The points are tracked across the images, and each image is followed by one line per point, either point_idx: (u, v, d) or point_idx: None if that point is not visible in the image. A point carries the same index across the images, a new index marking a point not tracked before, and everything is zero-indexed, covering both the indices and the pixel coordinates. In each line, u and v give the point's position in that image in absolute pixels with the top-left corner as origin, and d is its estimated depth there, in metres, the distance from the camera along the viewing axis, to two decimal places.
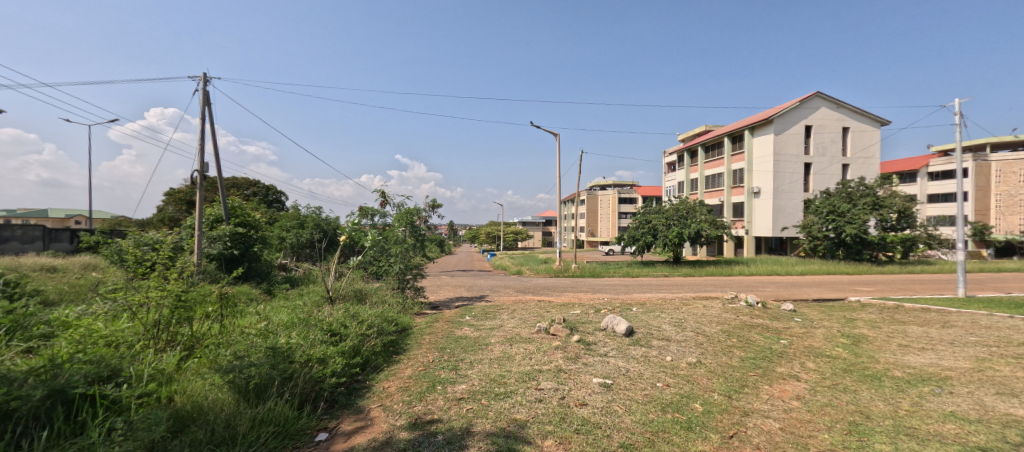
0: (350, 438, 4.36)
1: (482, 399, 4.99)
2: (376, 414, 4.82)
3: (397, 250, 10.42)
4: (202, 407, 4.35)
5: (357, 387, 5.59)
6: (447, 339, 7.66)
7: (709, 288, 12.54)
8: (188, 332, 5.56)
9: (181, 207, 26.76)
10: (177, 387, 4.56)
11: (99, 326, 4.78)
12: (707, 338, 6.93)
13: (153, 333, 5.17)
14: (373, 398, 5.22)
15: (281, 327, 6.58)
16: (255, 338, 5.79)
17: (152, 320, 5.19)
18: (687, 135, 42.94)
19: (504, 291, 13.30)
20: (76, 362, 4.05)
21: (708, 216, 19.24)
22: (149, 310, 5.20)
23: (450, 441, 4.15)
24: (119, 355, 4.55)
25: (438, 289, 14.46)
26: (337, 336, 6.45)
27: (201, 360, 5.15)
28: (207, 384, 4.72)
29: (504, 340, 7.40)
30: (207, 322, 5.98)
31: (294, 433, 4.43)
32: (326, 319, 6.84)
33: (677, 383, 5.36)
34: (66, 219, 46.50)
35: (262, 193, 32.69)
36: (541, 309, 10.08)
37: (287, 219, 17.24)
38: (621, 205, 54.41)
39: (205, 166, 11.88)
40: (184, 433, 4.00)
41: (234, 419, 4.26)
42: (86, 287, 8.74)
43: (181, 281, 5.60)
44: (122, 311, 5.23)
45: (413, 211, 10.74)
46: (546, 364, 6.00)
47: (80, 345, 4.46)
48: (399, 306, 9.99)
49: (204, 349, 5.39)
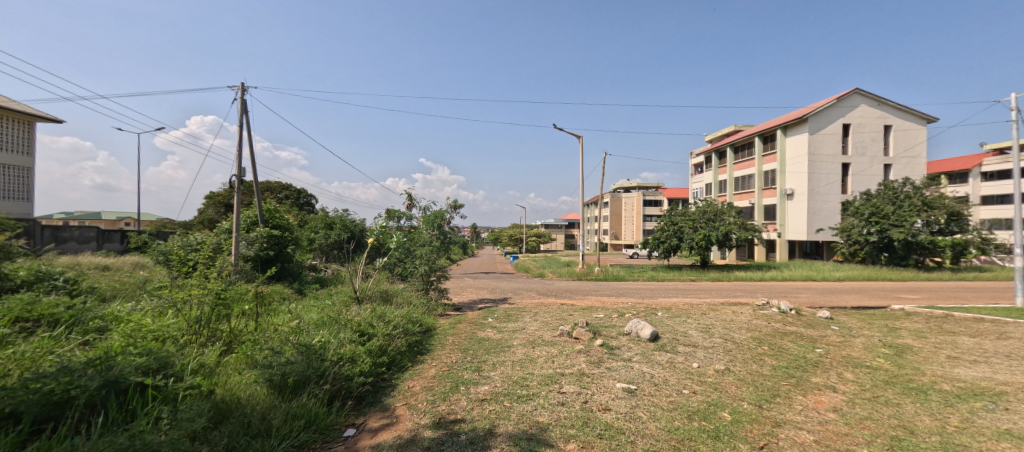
0: (377, 434, 4.38)
1: (505, 400, 4.96)
2: (402, 412, 4.84)
3: (423, 252, 10.57)
4: (240, 400, 4.46)
5: (383, 385, 5.64)
6: (470, 340, 7.68)
7: (739, 294, 12.28)
8: (226, 328, 5.76)
9: (221, 209, 27.90)
10: (218, 381, 4.71)
11: (147, 321, 5.10)
12: (735, 345, 6.72)
13: (195, 329, 5.36)
14: (399, 396, 5.25)
15: (312, 325, 6.72)
16: (289, 336, 5.94)
17: (195, 317, 5.40)
18: (715, 137, 41.92)
19: (526, 294, 13.24)
20: (126, 356, 4.27)
21: (738, 219, 18.71)
22: (192, 307, 5.43)
23: (474, 442, 4.13)
24: (166, 350, 4.77)
25: (461, 291, 14.54)
26: (365, 336, 6.53)
27: (240, 356, 5.31)
28: (245, 379, 4.85)
29: (527, 342, 7.36)
30: (244, 318, 6.21)
31: (325, 428, 4.50)
32: (355, 318, 6.94)
33: (704, 390, 5.20)
34: (118, 221, 48.95)
35: (294, 196, 33.72)
36: (564, 312, 9.99)
37: (316, 220, 17.69)
38: (647, 208, 53.69)
39: (242, 170, 12.29)
40: (223, 425, 4.13)
41: (269, 413, 4.37)
42: (135, 284, 9.21)
43: (221, 279, 5.84)
44: (167, 308, 5.50)
45: (439, 214, 10.95)
46: (569, 368, 5.92)
47: (131, 339, 4.80)
48: (423, 306, 10.16)
49: (244, 345, 5.58)
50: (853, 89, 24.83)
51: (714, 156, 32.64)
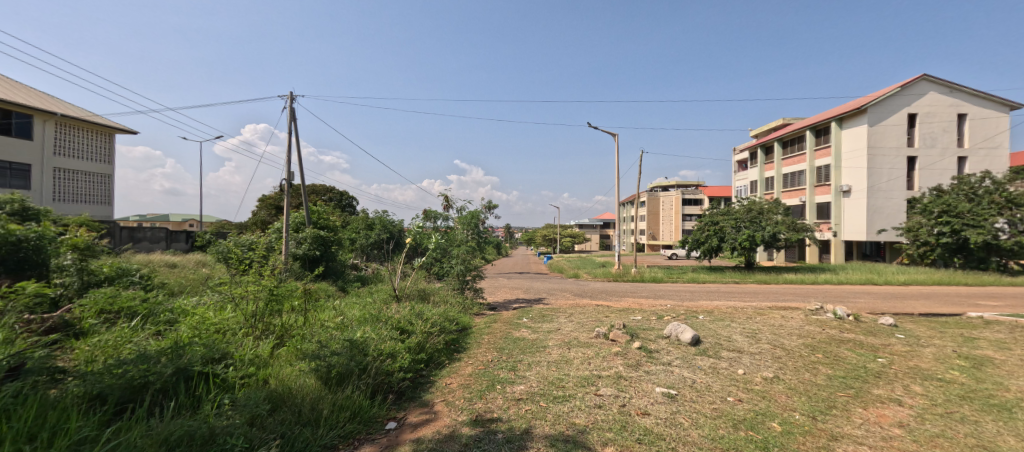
0: (418, 429, 4.43)
1: (541, 401, 4.88)
2: (440, 408, 4.87)
3: (459, 252, 10.63)
4: (291, 390, 4.65)
5: (422, 381, 5.70)
6: (505, 339, 7.63)
7: (790, 297, 11.65)
8: (278, 323, 6.11)
9: (271, 211, 29.30)
10: (272, 371, 4.96)
11: (210, 315, 5.55)
12: (786, 352, 6.36)
13: (251, 322, 5.81)
14: (437, 393, 5.28)
15: (355, 321, 6.88)
16: (334, 331, 6.12)
17: (251, 311, 5.85)
18: (761, 132, 40.27)
19: (561, 294, 13.09)
20: (193, 346, 4.74)
21: (788, 218, 17.88)
22: (248, 301, 5.90)
23: (511, 441, 4.10)
24: (226, 341, 5.20)
25: (495, 291, 14.54)
26: (405, 333, 6.61)
27: (291, 349, 5.54)
28: (295, 370, 5.04)
29: (562, 343, 7.25)
30: (293, 313, 6.55)
31: (368, 420, 4.61)
32: (395, 316, 7.06)
33: (751, 398, 4.93)
34: (183, 222, 52.40)
35: (337, 198, 34.89)
36: (600, 314, 9.78)
37: (357, 221, 18.20)
38: (687, 206, 52.17)
39: (291, 174, 12.78)
40: (278, 413, 4.34)
41: (318, 403, 4.54)
42: (199, 281, 9.86)
43: (273, 277, 6.29)
44: (226, 302, 5.99)
45: (475, 215, 11.00)
46: (606, 370, 5.77)
47: (197, 330, 5.22)
48: (460, 305, 10.21)
49: (294, 339, 5.83)
50: (919, 75, 23.21)
51: (760, 151, 31.37)
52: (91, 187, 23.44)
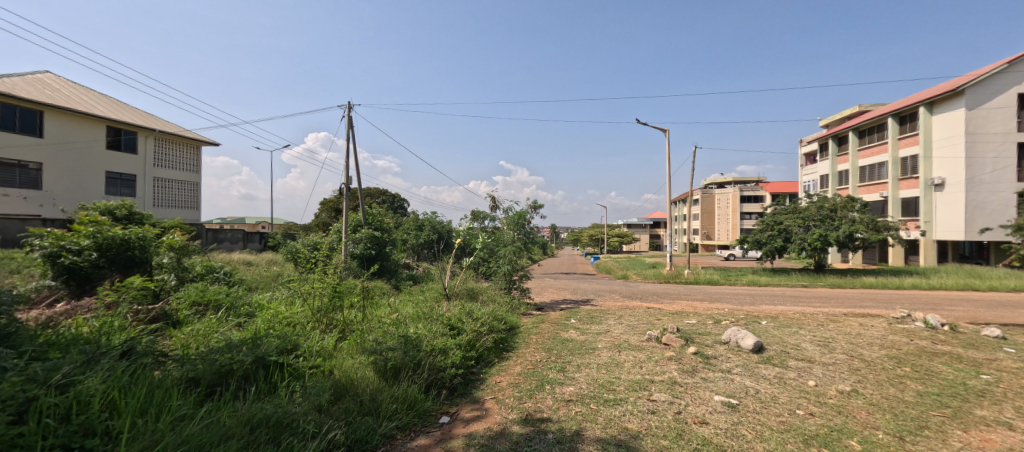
0: (470, 424, 4.48)
1: (592, 403, 4.72)
2: (490, 405, 4.90)
3: (505, 251, 10.59)
4: (353, 381, 4.85)
5: (473, 378, 5.73)
6: (553, 340, 7.47)
7: (868, 304, 10.66)
8: (340, 318, 6.47)
9: (331, 213, 30.94)
10: (336, 363, 5.21)
11: (281, 311, 6.22)
12: (865, 363, 5.78)
13: (317, 317, 6.28)
14: (487, 390, 5.32)
15: (409, 318, 7.03)
16: (390, 326, 6.36)
17: (317, 306, 6.40)
18: (834, 121, 37.49)
19: (610, 296, 12.73)
20: (269, 337, 5.13)
21: (866, 216, 16.49)
22: (314, 296, 6.55)
23: (561, 441, 3.99)
24: (296, 333, 5.68)
25: (542, 291, 14.40)
26: (455, 330, 6.65)
27: (352, 343, 5.83)
28: (356, 363, 5.26)
29: (612, 345, 7.00)
30: (352, 309, 7.00)
31: (423, 413, 4.74)
32: (446, 314, 7.14)
33: (824, 413, 4.50)
34: (256, 224, 56.51)
35: (390, 201, 36.13)
36: (652, 317, 9.38)
37: (408, 222, 18.69)
38: (746, 204, 49.50)
39: (349, 178, 13.32)
40: (342, 401, 4.54)
41: (377, 394, 4.70)
42: (270, 278, 10.57)
43: (334, 276, 7.09)
44: (296, 298, 6.70)
45: (522, 214, 10.97)
46: (659, 375, 5.49)
47: (270, 324, 5.87)
48: (507, 305, 10.17)
49: (354, 333, 6.18)
50: None
51: (832, 142, 29.29)
52: (186, 195, 25.65)
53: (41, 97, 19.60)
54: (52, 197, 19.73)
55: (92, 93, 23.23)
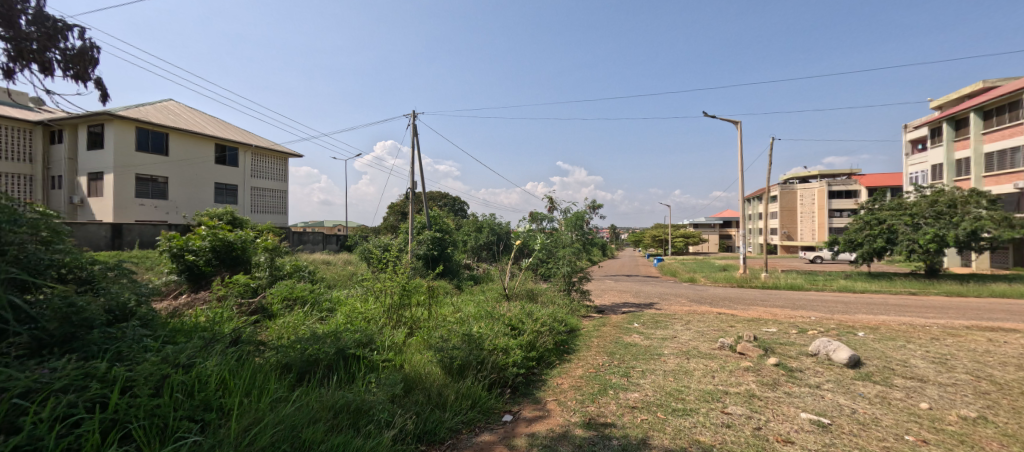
0: (532, 424, 4.38)
1: (659, 411, 4.42)
2: (552, 407, 4.77)
3: (564, 253, 10.35)
4: (422, 376, 4.91)
5: (534, 379, 5.63)
6: (616, 344, 7.12)
7: (991, 315, 9.19)
8: (408, 316, 6.68)
9: (398, 217, 32.31)
10: (406, 358, 5.32)
11: (358, 309, 6.57)
12: (995, 386, 4.92)
13: (390, 314, 6.55)
14: (549, 392, 5.19)
15: (472, 317, 7.05)
16: (454, 325, 6.46)
17: (389, 303, 6.66)
18: (947, 103, 33.19)
19: (676, 300, 12.04)
20: (349, 332, 5.41)
21: (990, 211, 14.36)
22: (384, 294, 6.86)
23: (626, 448, 3.75)
24: (370, 328, 5.95)
25: (603, 293, 13.96)
26: (516, 330, 6.55)
27: (420, 339, 5.96)
28: (425, 358, 5.33)
29: (679, 352, 6.54)
30: (420, 308, 7.16)
31: (487, 410, 4.70)
32: (507, 314, 7.06)
33: (940, 440, 3.85)
34: (332, 227, 60.48)
35: (451, 204, 37.07)
36: (724, 323, 8.70)
37: (467, 224, 18.97)
38: (833, 200, 45.27)
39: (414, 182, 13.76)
40: (412, 393, 4.62)
41: (444, 389, 4.73)
42: (344, 276, 11.14)
43: (403, 275, 7.28)
44: (370, 295, 7.09)
45: (581, 215, 10.70)
46: (734, 386, 5.03)
47: (350, 319, 6.23)
48: (567, 307, 9.89)
49: (421, 330, 6.36)
50: None
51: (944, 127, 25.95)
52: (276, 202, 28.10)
53: (166, 121, 22.21)
54: (175, 206, 22.30)
55: (202, 115, 26.29)
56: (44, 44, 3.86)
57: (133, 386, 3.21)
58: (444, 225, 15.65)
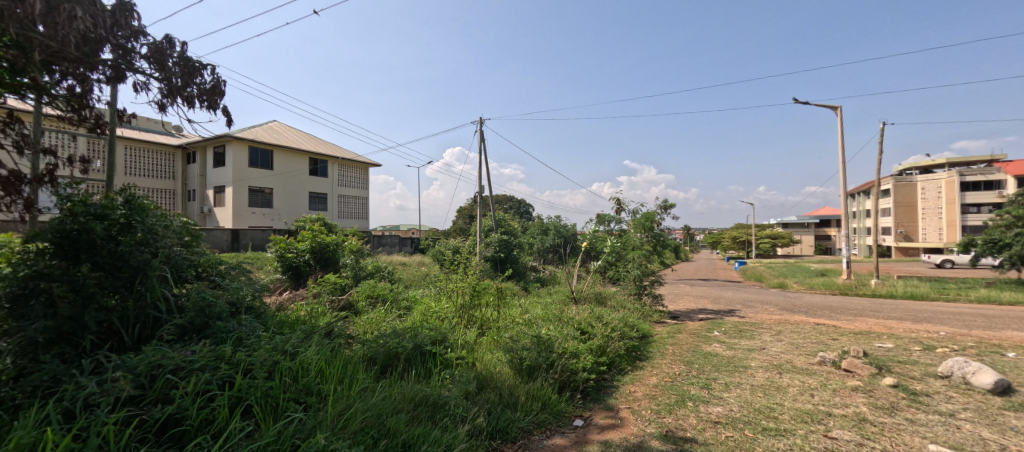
0: (605, 431, 4.05)
1: (747, 429, 3.92)
2: (626, 415, 4.41)
3: (633, 255, 9.79)
4: (492, 376, 4.75)
5: (605, 384, 5.26)
6: (694, 353, 6.51)
7: None
8: (480, 316, 6.59)
9: (467, 221, 32.92)
10: (478, 356, 5.21)
11: (434, 307, 6.58)
12: None
13: (464, 314, 6.52)
14: (621, 399, 4.81)
15: (541, 319, 6.80)
16: (523, 327, 6.26)
17: (462, 303, 6.65)
18: None
19: (763, 308, 10.92)
20: (426, 330, 5.40)
21: None
22: (457, 295, 6.83)
23: None
24: (444, 326, 5.92)
25: (678, 299, 13.08)
26: (586, 334, 6.18)
27: (490, 339, 5.82)
28: (495, 358, 5.18)
29: (769, 365, 5.81)
30: (489, 308, 7.02)
31: (557, 413, 4.42)
32: (575, 317, 6.72)
33: None
34: (407, 231, 63.39)
35: (516, 206, 37.22)
36: (822, 335, 7.68)
37: (533, 227, 18.79)
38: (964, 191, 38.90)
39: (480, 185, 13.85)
40: (484, 391, 4.48)
41: (514, 390, 4.54)
42: (418, 277, 11.40)
43: (474, 276, 7.22)
44: (445, 295, 7.10)
45: (651, 216, 10.05)
46: (839, 408, 4.32)
47: (427, 316, 6.26)
48: (638, 312, 9.30)
49: (492, 330, 6.25)
50: None
51: None
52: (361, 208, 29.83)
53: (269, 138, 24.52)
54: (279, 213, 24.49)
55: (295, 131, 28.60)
56: (185, 81, 4.01)
57: (254, 369, 3.44)
58: (511, 227, 15.60)
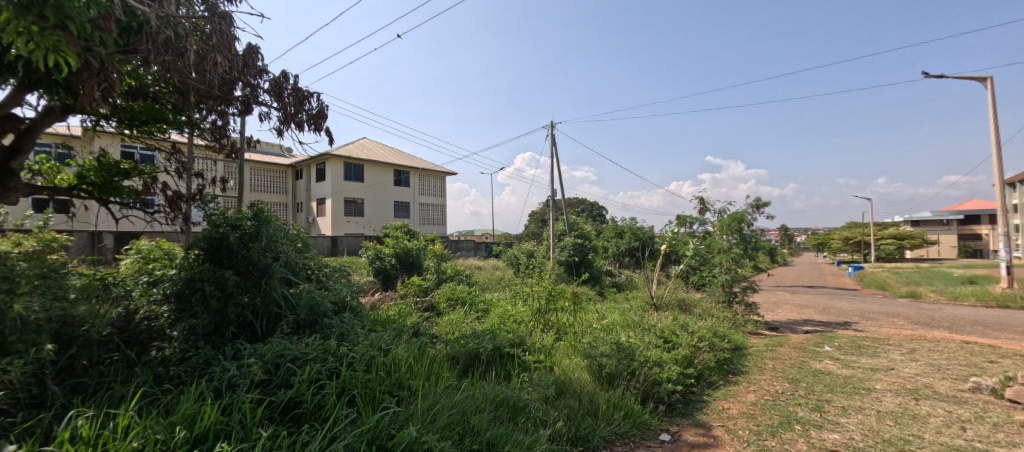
0: None
1: None
2: (720, 433, 3.85)
3: (720, 259, 8.89)
4: (571, 381, 4.39)
5: (695, 398, 4.66)
6: (800, 369, 5.63)
7: None
8: (556, 321, 6.24)
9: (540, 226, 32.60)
10: (557, 361, 4.87)
11: (511, 310, 6.36)
12: None
13: (544, 320, 6.22)
14: (713, 416, 4.21)
15: (619, 325, 6.29)
16: (600, 333, 5.80)
17: (538, 307, 6.37)
18: None
19: (886, 321, 9.34)
20: (504, 332, 5.16)
21: None
22: (533, 299, 6.55)
23: None
24: (520, 330, 5.66)
25: (776, 308, 11.71)
26: (669, 343, 5.56)
27: (567, 345, 5.45)
28: (574, 363, 4.81)
29: (899, 389, 4.82)
30: (565, 314, 6.65)
31: (642, 424, 3.95)
32: (657, 324, 6.08)
33: None
34: (484, 236, 64.68)
35: (588, 209, 36.39)
36: (971, 357, 6.30)
37: (608, 230, 18.06)
38: None
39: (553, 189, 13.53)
40: (564, 396, 4.14)
41: (595, 396, 4.14)
42: (493, 281, 11.34)
43: (549, 280, 6.89)
44: (521, 299, 6.85)
45: (740, 215, 8.98)
46: (1004, 447, 3.41)
47: (504, 319, 6.04)
48: (728, 321, 8.37)
49: (568, 336, 5.88)
50: None
51: None
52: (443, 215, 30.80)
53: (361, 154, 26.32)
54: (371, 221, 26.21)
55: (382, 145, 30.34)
56: (297, 109, 4.26)
57: (355, 362, 3.43)
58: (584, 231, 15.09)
